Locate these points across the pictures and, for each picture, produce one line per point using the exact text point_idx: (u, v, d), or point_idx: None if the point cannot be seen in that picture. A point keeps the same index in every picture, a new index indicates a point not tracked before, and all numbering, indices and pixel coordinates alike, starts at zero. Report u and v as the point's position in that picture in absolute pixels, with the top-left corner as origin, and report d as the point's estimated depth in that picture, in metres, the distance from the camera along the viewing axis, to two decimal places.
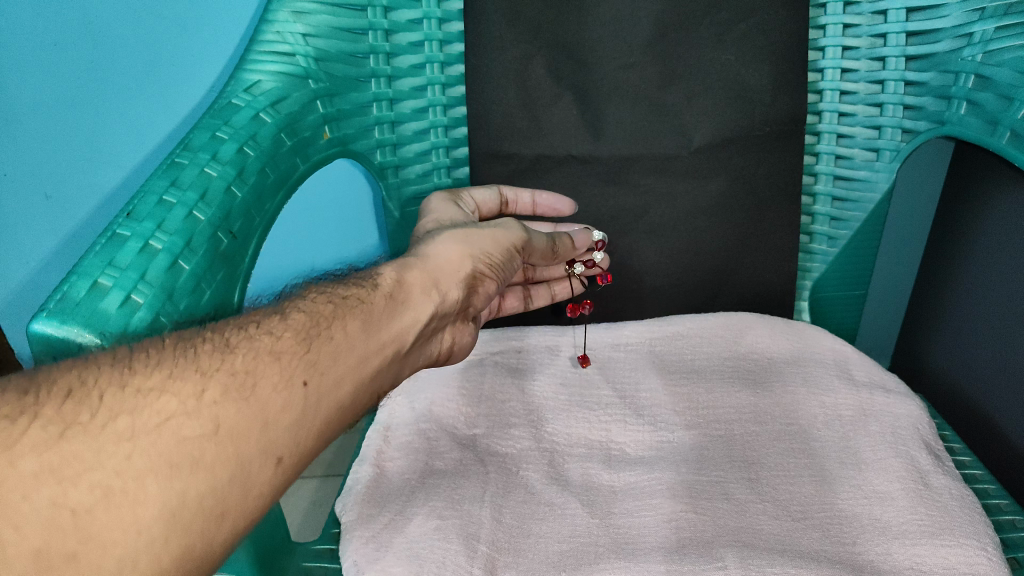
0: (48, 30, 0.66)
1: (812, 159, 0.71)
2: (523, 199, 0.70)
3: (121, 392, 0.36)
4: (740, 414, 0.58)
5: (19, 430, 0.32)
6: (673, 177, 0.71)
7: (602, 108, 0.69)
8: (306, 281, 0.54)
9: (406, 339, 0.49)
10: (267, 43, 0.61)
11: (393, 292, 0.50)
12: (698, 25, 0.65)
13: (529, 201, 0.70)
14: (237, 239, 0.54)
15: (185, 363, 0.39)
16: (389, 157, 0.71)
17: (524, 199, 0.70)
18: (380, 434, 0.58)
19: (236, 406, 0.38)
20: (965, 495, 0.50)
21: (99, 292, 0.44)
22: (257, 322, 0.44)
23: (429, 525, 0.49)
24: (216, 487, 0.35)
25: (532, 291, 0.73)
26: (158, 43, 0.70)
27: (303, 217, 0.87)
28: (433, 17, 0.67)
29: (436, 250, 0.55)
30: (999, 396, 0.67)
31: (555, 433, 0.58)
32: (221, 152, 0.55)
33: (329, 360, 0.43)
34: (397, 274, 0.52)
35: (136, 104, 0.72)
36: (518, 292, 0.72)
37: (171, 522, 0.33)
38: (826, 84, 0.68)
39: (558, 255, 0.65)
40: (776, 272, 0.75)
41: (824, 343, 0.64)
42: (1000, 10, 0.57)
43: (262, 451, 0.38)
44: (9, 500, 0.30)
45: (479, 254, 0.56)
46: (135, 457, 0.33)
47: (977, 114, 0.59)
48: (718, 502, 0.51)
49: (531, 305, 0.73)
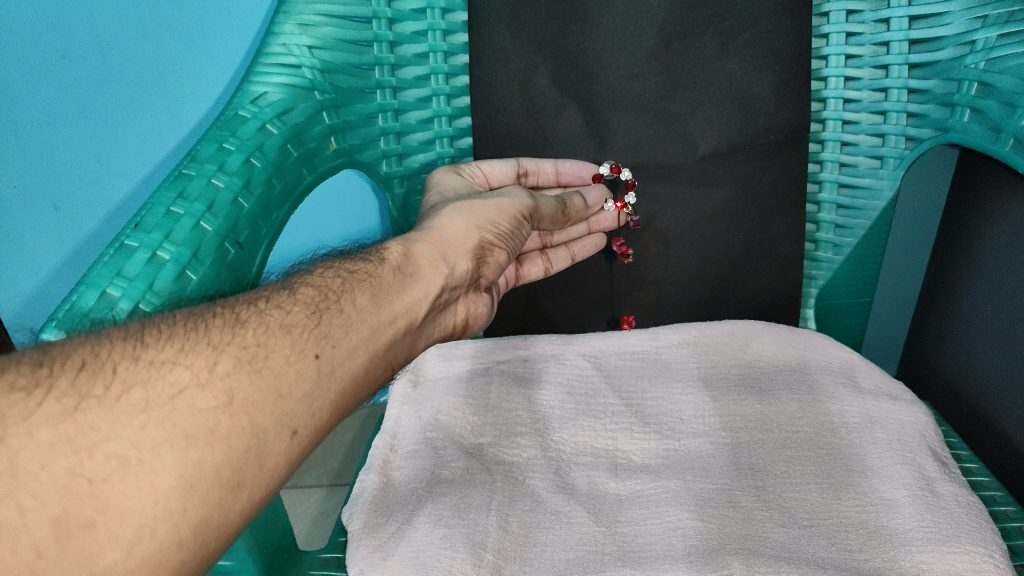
0: (56, 43, 0.68)
1: (816, 166, 0.71)
2: (545, 169, 0.70)
3: (135, 365, 0.36)
4: (746, 421, 0.58)
5: (35, 402, 0.32)
6: (678, 185, 0.71)
7: (604, 116, 0.69)
8: (317, 260, 0.55)
9: (418, 312, 0.50)
10: (273, 56, 0.62)
11: (401, 266, 0.51)
12: (701, 35, 0.65)
13: (551, 170, 0.70)
14: (244, 249, 0.55)
15: (198, 338, 0.39)
16: (395, 167, 0.72)
17: (546, 169, 0.70)
18: (387, 443, 0.59)
19: (248, 378, 0.38)
20: (971, 502, 0.50)
21: (108, 301, 0.46)
22: (266, 297, 0.45)
23: (435, 534, 0.49)
24: (232, 458, 0.36)
25: (551, 255, 0.73)
26: (167, 58, 0.71)
27: (309, 224, 0.87)
28: (438, 29, 0.68)
29: (442, 224, 0.56)
30: (1006, 404, 0.67)
31: (561, 442, 0.58)
32: (228, 163, 0.55)
33: (340, 332, 0.44)
34: (404, 248, 0.53)
35: (143, 118, 0.73)
36: (535, 258, 0.73)
37: (187, 493, 0.33)
38: (829, 92, 0.68)
39: (570, 217, 0.67)
40: (784, 281, 0.75)
41: (829, 350, 0.63)
42: (1003, 17, 0.58)
43: (277, 422, 0.38)
44: (26, 471, 0.30)
45: (485, 224, 0.57)
46: (150, 428, 0.34)
47: (980, 121, 0.60)
48: (725, 510, 0.50)
49: (552, 269, 0.74)
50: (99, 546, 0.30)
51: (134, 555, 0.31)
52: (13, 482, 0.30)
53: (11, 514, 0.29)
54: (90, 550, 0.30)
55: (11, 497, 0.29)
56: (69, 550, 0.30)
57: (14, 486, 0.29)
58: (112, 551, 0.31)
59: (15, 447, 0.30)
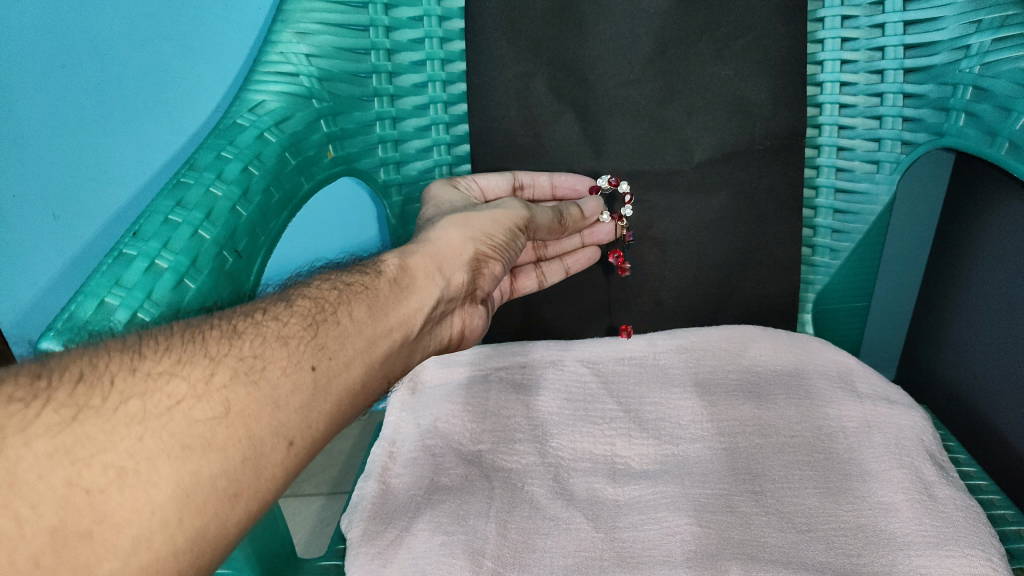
0: (56, 53, 0.68)
1: (812, 172, 0.72)
2: (540, 183, 0.70)
3: (131, 376, 0.36)
4: (744, 426, 0.58)
5: (33, 413, 0.32)
6: (674, 192, 0.71)
7: (602, 123, 0.69)
8: (315, 269, 0.55)
9: (413, 324, 0.50)
10: (271, 64, 0.62)
11: (397, 278, 0.51)
12: (697, 42, 0.65)
13: (548, 184, 0.71)
14: (242, 258, 0.55)
15: (194, 349, 0.39)
16: (393, 174, 0.73)
17: (541, 182, 0.71)
18: (386, 450, 0.59)
19: (245, 389, 0.39)
20: (970, 506, 0.50)
21: (106, 311, 0.46)
22: (263, 308, 0.45)
23: (435, 540, 0.49)
24: (228, 469, 0.36)
25: (545, 268, 0.74)
26: (166, 65, 0.72)
27: (307, 233, 0.87)
28: (435, 36, 0.69)
29: (437, 236, 0.57)
30: (1005, 408, 0.67)
31: (559, 448, 0.58)
32: (226, 172, 0.55)
33: (337, 344, 0.44)
34: (400, 260, 0.53)
35: (143, 128, 0.74)
36: (529, 272, 0.73)
37: (183, 503, 0.33)
38: (825, 98, 0.68)
39: (566, 226, 0.67)
40: (778, 285, 0.75)
41: (827, 356, 0.63)
42: (997, 21, 0.58)
43: (274, 434, 0.38)
44: (25, 481, 0.30)
45: (480, 236, 0.58)
46: (146, 439, 0.34)
47: (976, 125, 0.60)
48: (723, 515, 0.50)
49: (546, 282, 0.74)
50: (96, 555, 0.30)
51: (130, 565, 0.31)
52: (11, 492, 0.29)
53: (9, 524, 0.29)
54: (87, 560, 0.30)
55: (9, 507, 0.29)
56: (67, 559, 0.30)
57: (12, 496, 0.29)
58: (109, 561, 0.31)
59: (14, 457, 0.30)
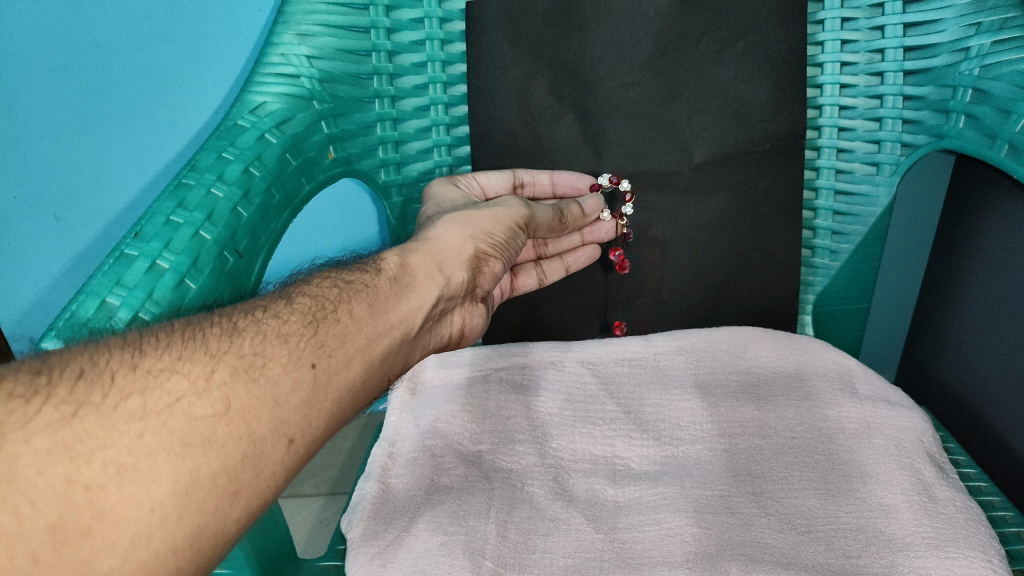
0: (58, 54, 0.68)
1: (812, 173, 0.72)
2: (540, 180, 0.71)
3: (132, 373, 0.36)
4: (744, 427, 0.58)
5: (33, 409, 0.32)
6: (674, 193, 0.72)
7: (602, 125, 0.69)
8: (315, 269, 0.55)
9: (413, 323, 0.51)
10: (272, 66, 0.63)
11: (397, 277, 0.52)
12: (697, 43, 0.66)
13: (548, 181, 0.71)
14: (242, 258, 0.55)
15: (195, 347, 0.39)
16: (393, 175, 0.73)
17: (541, 181, 0.71)
18: (386, 451, 0.59)
19: (245, 387, 0.39)
20: (970, 507, 0.50)
21: (107, 310, 0.46)
22: (263, 306, 0.45)
23: (434, 541, 0.49)
24: (228, 466, 0.36)
25: (546, 266, 0.74)
26: (167, 66, 0.72)
27: (308, 233, 0.87)
28: (436, 38, 0.69)
29: (438, 235, 0.57)
30: (1005, 409, 0.67)
31: (559, 449, 0.58)
32: (227, 173, 0.56)
33: (337, 343, 0.44)
34: (401, 259, 0.53)
35: (144, 128, 0.74)
36: (529, 270, 0.74)
37: (183, 500, 0.34)
38: (825, 99, 0.69)
39: (566, 225, 0.67)
40: (779, 287, 0.74)
41: (827, 357, 0.64)
42: (997, 23, 0.58)
43: (274, 431, 0.38)
44: (24, 477, 0.30)
45: (480, 235, 0.58)
46: (146, 436, 0.34)
47: (976, 126, 0.60)
48: (724, 517, 0.50)
49: (546, 280, 0.75)
50: (96, 552, 0.31)
51: (130, 562, 0.31)
52: (11, 488, 0.30)
53: (8, 520, 0.29)
54: (86, 557, 0.30)
55: (9, 503, 0.29)
56: (66, 556, 0.30)
57: (13, 492, 0.29)
58: (108, 557, 0.31)
59: (13, 453, 0.30)
